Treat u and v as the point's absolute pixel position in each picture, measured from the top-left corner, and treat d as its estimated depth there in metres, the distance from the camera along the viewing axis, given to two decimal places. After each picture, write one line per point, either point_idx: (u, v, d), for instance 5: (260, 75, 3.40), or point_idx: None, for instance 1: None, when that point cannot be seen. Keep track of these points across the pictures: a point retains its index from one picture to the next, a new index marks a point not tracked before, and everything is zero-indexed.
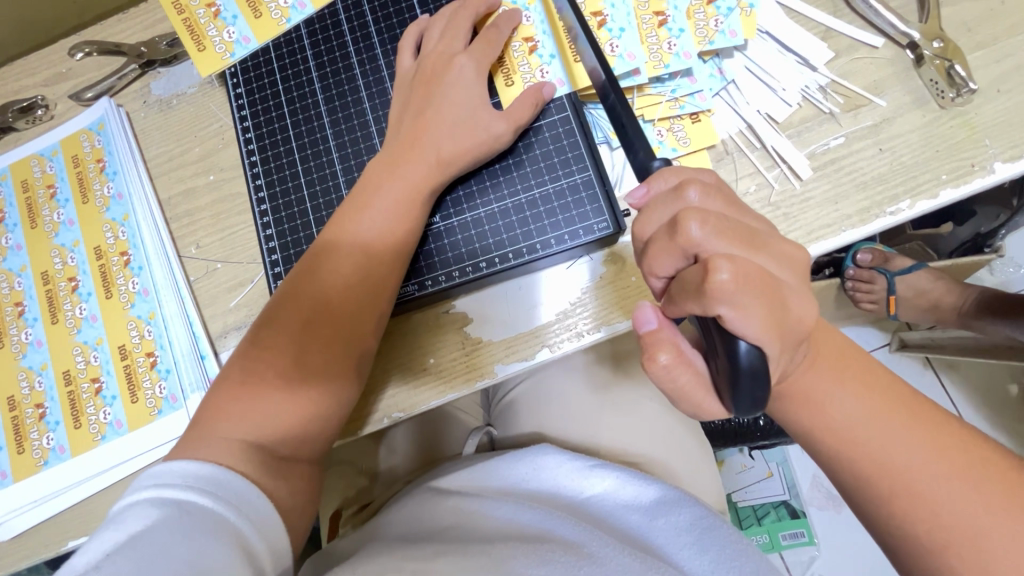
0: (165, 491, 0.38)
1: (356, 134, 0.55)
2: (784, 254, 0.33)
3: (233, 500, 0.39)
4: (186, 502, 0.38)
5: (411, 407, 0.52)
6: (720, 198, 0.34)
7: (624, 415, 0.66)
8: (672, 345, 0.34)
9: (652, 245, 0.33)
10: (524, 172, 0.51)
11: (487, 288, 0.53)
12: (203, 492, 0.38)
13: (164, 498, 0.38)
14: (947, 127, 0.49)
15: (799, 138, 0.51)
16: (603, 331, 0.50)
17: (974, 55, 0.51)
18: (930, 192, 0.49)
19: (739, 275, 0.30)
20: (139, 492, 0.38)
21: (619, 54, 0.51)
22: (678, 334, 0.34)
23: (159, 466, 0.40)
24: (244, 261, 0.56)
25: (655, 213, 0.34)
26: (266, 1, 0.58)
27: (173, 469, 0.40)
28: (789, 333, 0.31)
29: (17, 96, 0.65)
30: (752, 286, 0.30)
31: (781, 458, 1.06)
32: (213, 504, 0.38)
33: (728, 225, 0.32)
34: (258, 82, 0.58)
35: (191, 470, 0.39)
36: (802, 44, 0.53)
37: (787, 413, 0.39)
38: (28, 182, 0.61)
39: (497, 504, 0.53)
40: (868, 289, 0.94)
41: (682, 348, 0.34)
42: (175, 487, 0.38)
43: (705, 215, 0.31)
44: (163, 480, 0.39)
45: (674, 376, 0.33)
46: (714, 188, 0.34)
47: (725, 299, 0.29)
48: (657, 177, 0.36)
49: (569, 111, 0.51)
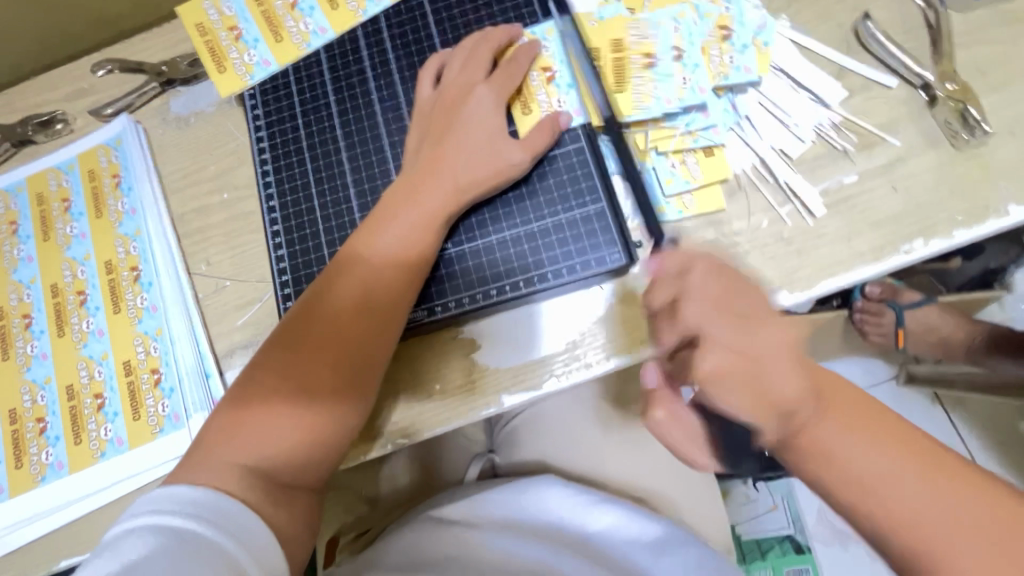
0: (163, 518, 0.37)
1: (371, 157, 0.55)
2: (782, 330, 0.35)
3: (232, 530, 0.38)
4: (184, 530, 0.37)
5: (415, 433, 0.51)
6: (724, 279, 0.37)
7: (630, 445, 0.65)
8: (668, 405, 0.41)
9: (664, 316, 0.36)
10: (537, 201, 0.52)
11: (496, 314, 0.52)
12: (202, 521, 0.38)
13: (162, 525, 0.37)
14: (961, 168, 0.49)
15: (812, 174, 0.51)
16: (612, 362, 0.50)
17: (988, 98, 0.51)
18: (944, 233, 0.48)
19: (727, 359, 0.34)
20: (136, 517, 0.38)
21: (656, 95, 0.51)
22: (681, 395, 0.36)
23: (157, 490, 0.39)
24: (252, 279, 0.56)
25: (662, 290, 0.38)
26: (287, 25, 0.59)
27: (172, 494, 0.39)
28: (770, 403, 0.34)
29: (37, 110, 0.66)
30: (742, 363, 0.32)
31: (786, 491, 1.04)
32: (212, 533, 0.37)
33: (722, 309, 0.35)
34: (275, 104, 0.58)
35: (189, 497, 0.39)
36: (815, 82, 0.53)
37: None
38: (43, 194, 0.61)
39: (499, 541, 0.52)
40: (877, 322, 0.94)
41: (677, 407, 0.41)
42: (174, 514, 0.38)
43: (702, 301, 0.36)
44: (162, 506, 0.38)
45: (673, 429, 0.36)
46: (719, 270, 0.37)
47: (711, 383, 0.35)
48: (667, 256, 0.39)
49: (583, 142, 0.52)
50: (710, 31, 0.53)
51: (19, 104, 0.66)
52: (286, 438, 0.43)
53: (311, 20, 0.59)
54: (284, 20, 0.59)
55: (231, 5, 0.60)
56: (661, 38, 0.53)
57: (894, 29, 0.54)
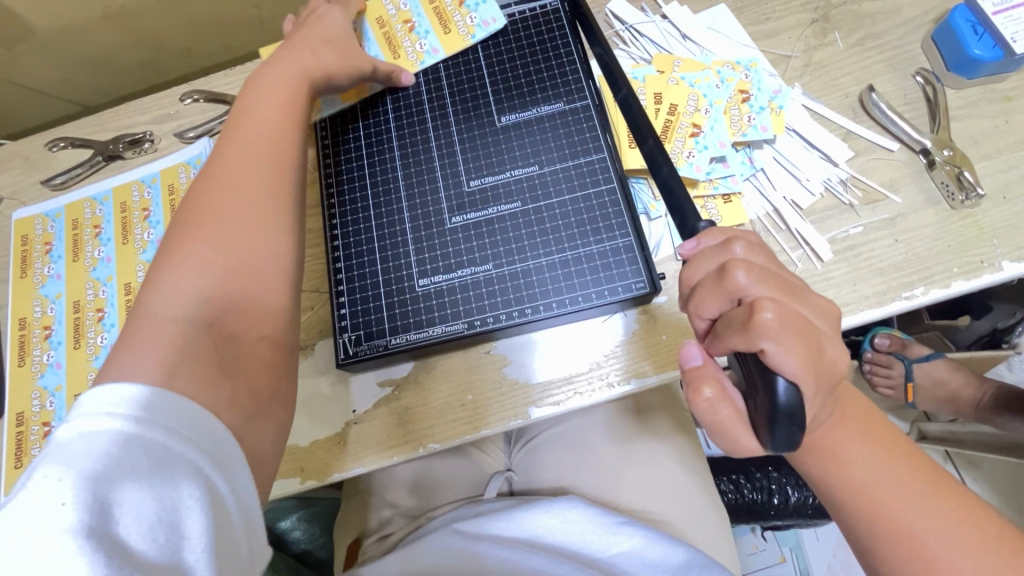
0: (124, 424, 0.31)
1: (425, 182, 0.60)
2: (820, 306, 0.35)
3: (209, 448, 0.34)
4: (157, 443, 0.31)
5: (446, 439, 0.55)
6: (764, 255, 0.37)
7: (644, 471, 0.68)
8: (716, 380, 0.35)
9: (700, 289, 0.36)
10: (571, 231, 0.56)
11: (524, 334, 0.57)
12: (168, 431, 0.32)
13: (128, 433, 0.31)
14: (958, 226, 0.54)
15: (820, 224, 0.57)
16: (633, 383, 0.54)
17: (982, 165, 0.57)
18: (942, 283, 0.53)
19: (781, 315, 0.32)
20: (88, 419, 0.31)
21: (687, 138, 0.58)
22: (722, 371, 0.36)
23: (109, 388, 0.32)
24: (307, 289, 0.62)
25: (704, 262, 0.37)
26: (404, 45, 0.64)
27: (134, 398, 0.32)
28: (822, 375, 0.33)
29: (127, 130, 0.74)
30: (795, 327, 0.32)
31: (795, 543, 1.05)
32: (188, 450, 0.32)
33: (767, 275, 0.35)
34: (342, 134, 0.63)
35: (147, 400, 0.33)
36: (824, 143, 0.59)
37: (816, 465, 0.41)
38: (126, 203, 0.69)
39: (529, 555, 0.55)
40: (886, 373, 0.98)
41: (725, 384, 0.35)
42: (139, 421, 0.32)
43: (750, 265, 0.34)
44: (115, 406, 0.32)
45: (716, 410, 0.35)
46: (759, 246, 0.37)
47: (769, 337, 0.32)
48: (706, 233, 0.38)
49: (615, 183, 0.57)
50: (731, 94, 0.60)
51: (112, 124, 0.75)
52: (229, 386, 0.39)
53: (425, 41, 0.64)
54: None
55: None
56: (691, 108, 0.59)
57: (896, 100, 0.61)
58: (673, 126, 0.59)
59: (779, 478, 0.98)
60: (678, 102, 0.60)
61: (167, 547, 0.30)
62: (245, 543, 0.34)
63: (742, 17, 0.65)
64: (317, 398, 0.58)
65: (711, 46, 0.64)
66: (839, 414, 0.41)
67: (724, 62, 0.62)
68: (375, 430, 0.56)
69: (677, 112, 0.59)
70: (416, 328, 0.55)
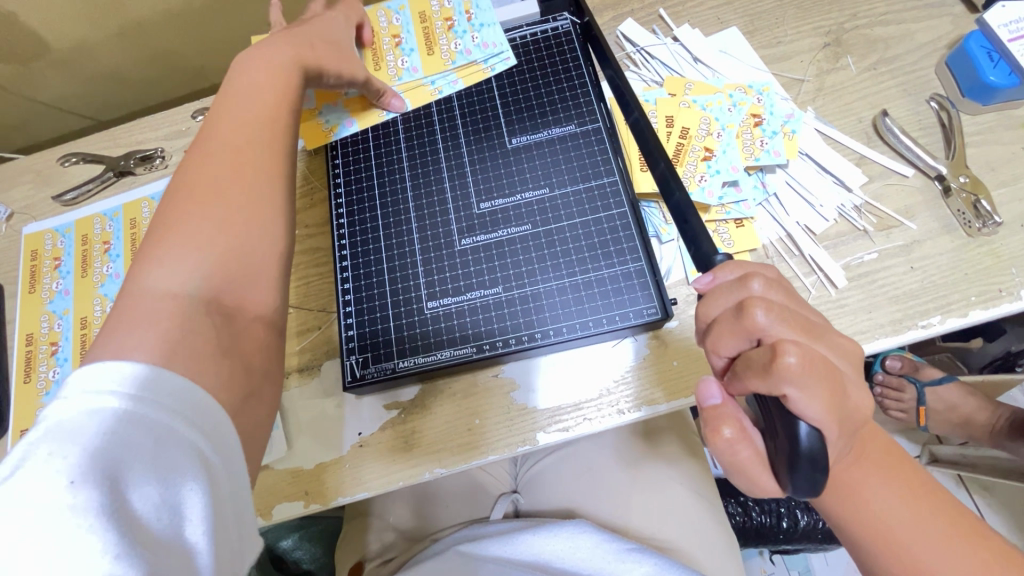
0: (126, 402, 0.30)
1: (435, 205, 0.60)
2: (840, 345, 0.35)
3: (209, 430, 0.32)
4: (155, 422, 0.30)
5: (453, 464, 0.54)
6: (783, 291, 0.36)
7: (653, 496, 0.67)
8: (736, 420, 0.34)
9: (717, 326, 0.35)
10: (582, 255, 0.56)
11: (533, 359, 0.56)
12: (167, 409, 0.30)
13: (125, 411, 0.29)
14: (975, 254, 0.54)
15: (834, 250, 0.56)
16: (643, 411, 0.53)
17: (999, 192, 0.56)
18: (960, 311, 0.52)
19: (804, 359, 0.31)
20: (85, 395, 0.30)
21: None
22: (741, 411, 0.35)
23: (109, 364, 0.31)
24: (315, 309, 0.62)
25: (720, 298, 0.36)
26: (387, 58, 0.64)
27: (133, 375, 0.31)
28: (844, 417, 0.33)
29: (139, 146, 0.75)
30: (817, 369, 0.31)
31: (804, 567, 1.03)
32: (186, 431, 0.31)
33: (787, 314, 0.34)
34: (353, 156, 0.63)
35: (150, 380, 0.31)
36: (838, 167, 0.59)
37: (835, 504, 0.40)
38: (135, 220, 0.69)
39: None
40: (897, 398, 0.96)
41: (744, 424, 0.35)
42: (137, 400, 0.30)
43: (769, 303, 0.34)
44: (115, 384, 0.30)
45: (735, 450, 0.34)
46: (777, 282, 0.36)
47: (792, 382, 0.31)
48: (722, 267, 0.38)
49: (627, 207, 0.56)
50: (743, 118, 0.59)
51: (124, 139, 0.75)
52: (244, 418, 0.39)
53: (407, 57, 0.64)
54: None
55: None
56: (703, 133, 0.59)
57: (910, 125, 0.60)
58: (685, 150, 0.59)
59: (788, 502, 0.96)
60: (690, 126, 0.60)
61: (169, 526, 0.29)
62: (244, 526, 0.33)
63: (754, 40, 0.65)
64: (323, 419, 0.57)
65: (723, 69, 0.64)
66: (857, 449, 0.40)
67: (736, 85, 0.61)
68: (381, 453, 0.55)
69: (689, 136, 0.59)
70: (424, 352, 0.55)
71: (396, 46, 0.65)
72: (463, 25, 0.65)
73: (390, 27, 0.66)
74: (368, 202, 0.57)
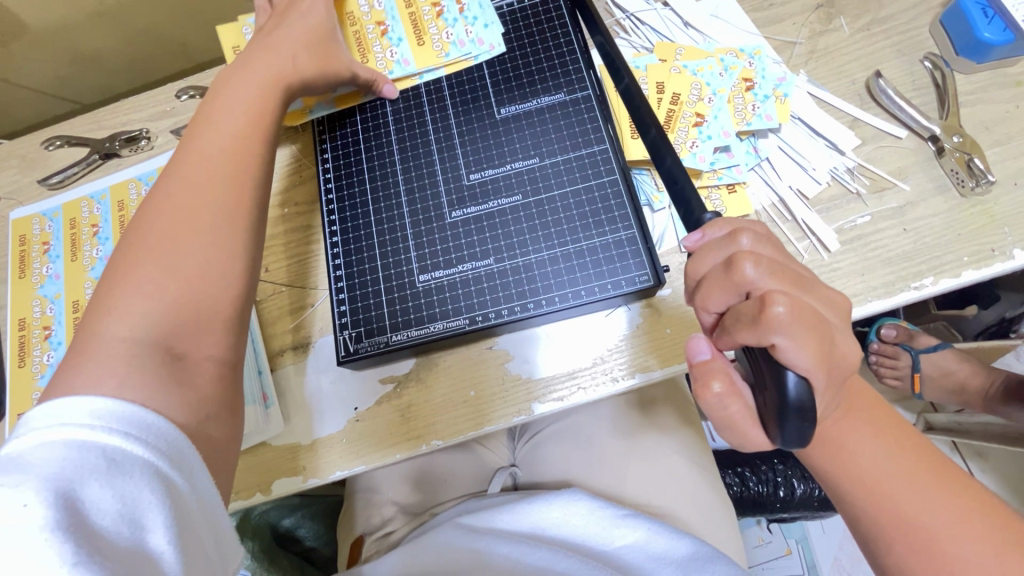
0: (81, 432, 0.31)
1: (424, 177, 0.59)
2: (830, 298, 0.34)
3: (168, 453, 0.33)
4: (112, 448, 0.31)
5: (448, 436, 0.54)
6: (772, 246, 0.36)
7: (649, 465, 0.67)
8: (726, 374, 0.34)
9: (706, 282, 0.35)
10: (574, 224, 0.55)
11: (526, 330, 0.56)
12: (127, 435, 0.32)
13: (81, 440, 0.31)
14: (968, 214, 0.53)
15: (827, 214, 0.56)
16: (638, 378, 0.54)
17: (993, 151, 0.55)
18: (953, 272, 0.52)
19: (793, 309, 0.31)
20: (40, 430, 0.31)
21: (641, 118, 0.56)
22: (731, 366, 0.35)
23: (65, 401, 0.32)
24: (307, 287, 0.62)
25: (709, 255, 0.36)
26: (375, 50, 0.62)
27: (91, 406, 0.33)
28: (832, 368, 0.33)
29: (123, 128, 0.74)
30: (807, 320, 0.31)
31: (801, 535, 1.05)
32: (145, 453, 0.32)
33: (776, 268, 0.34)
34: (340, 130, 0.62)
35: (105, 410, 0.32)
36: (830, 131, 0.58)
37: (827, 462, 0.40)
38: (123, 202, 0.68)
39: (532, 550, 0.54)
40: (892, 364, 0.98)
41: (735, 379, 0.35)
42: (94, 430, 0.32)
43: (758, 256, 0.34)
44: (75, 416, 0.32)
45: (725, 405, 0.34)
46: (766, 237, 0.36)
47: (780, 331, 0.31)
48: (711, 225, 0.38)
49: (618, 174, 0.56)
50: (735, 82, 0.59)
51: (108, 122, 0.74)
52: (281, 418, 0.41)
53: (397, 49, 0.62)
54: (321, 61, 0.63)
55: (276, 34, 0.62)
56: (694, 98, 0.58)
57: (904, 86, 0.59)
58: (676, 115, 0.58)
59: (784, 471, 0.97)
60: (681, 92, 0.59)
61: (132, 541, 0.30)
62: (210, 544, 0.34)
63: (746, 3, 0.64)
64: (318, 396, 0.57)
65: (714, 33, 0.63)
66: (847, 407, 0.40)
67: (728, 49, 0.60)
68: (377, 427, 0.56)
69: (680, 101, 0.58)
70: (416, 325, 0.55)
71: (383, 35, 0.63)
72: (455, 14, 0.62)
73: (373, 14, 0.63)
74: (402, 198, 0.57)
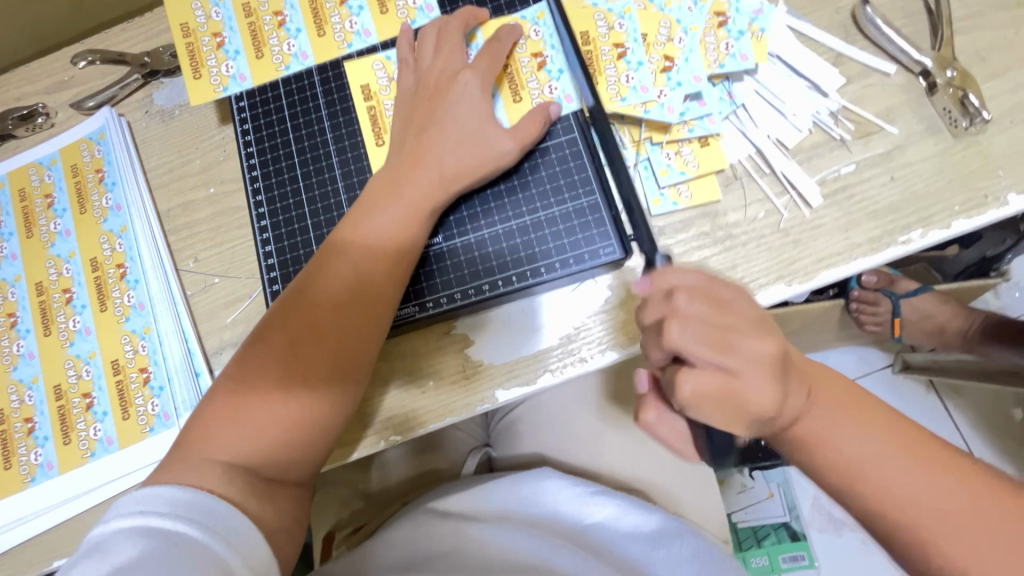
0: (152, 520, 0.36)
1: (360, 150, 0.54)
2: (754, 352, 0.34)
3: (224, 531, 0.37)
4: (174, 533, 0.36)
5: (408, 429, 0.50)
6: (706, 301, 0.36)
7: (626, 438, 0.65)
8: (656, 405, 0.44)
9: (644, 342, 0.39)
10: (530, 193, 0.50)
11: (487, 312, 0.51)
12: (187, 519, 0.37)
13: (152, 527, 0.36)
14: (960, 157, 0.49)
15: (808, 164, 0.50)
16: (608, 357, 0.49)
17: (987, 85, 0.50)
18: (942, 222, 0.48)
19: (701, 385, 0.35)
20: (123, 518, 0.37)
21: (632, 86, 0.50)
22: (662, 398, 0.44)
23: (144, 489, 0.38)
24: (240, 276, 0.55)
25: (649, 309, 0.38)
26: (332, 20, 0.56)
27: (160, 495, 0.38)
28: None
29: (17, 103, 0.64)
30: (718, 386, 0.34)
31: (782, 479, 1.05)
32: (203, 536, 0.36)
33: (703, 329, 0.35)
34: (263, 105, 0.56)
35: (173, 496, 0.38)
36: (812, 69, 0.52)
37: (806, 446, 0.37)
38: (26, 191, 0.60)
39: (498, 532, 0.52)
40: (873, 311, 0.92)
41: (666, 406, 0.44)
42: (162, 516, 0.37)
43: (684, 321, 0.35)
44: (150, 505, 0.37)
45: (658, 425, 0.44)
46: (702, 291, 0.36)
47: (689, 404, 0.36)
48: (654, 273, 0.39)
49: (576, 133, 0.51)
50: (705, 17, 0.52)
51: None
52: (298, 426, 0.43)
53: (357, 19, 0.56)
54: (268, 37, 0.56)
55: (219, 9, 0.57)
56: (660, 40, 0.52)
57: (893, 13, 0.53)
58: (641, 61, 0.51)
59: None
60: (647, 31, 0.52)
61: None
62: None
63: None
64: None
65: None
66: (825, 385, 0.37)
67: None
68: None
69: (646, 43, 0.51)
70: None
71: (342, 3, 0.56)
72: None
73: None
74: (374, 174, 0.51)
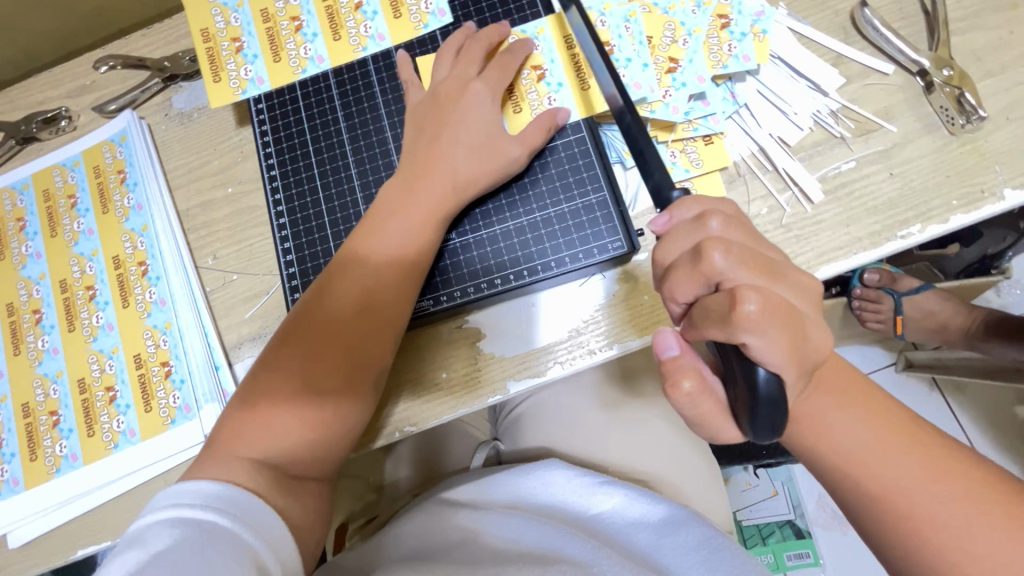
0: (184, 511, 0.38)
1: (375, 150, 0.56)
2: (801, 284, 0.33)
3: (252, 522, 0.39)
4: (206, 522, 0.37)
5: (423, 420, 0.52)
6: (742, 230, 0.34)
7: (633, 432, 0.66)
8: (695, 371, 0.34)
9: (674, 271, 0.34)
10: (540, 191, 0.52)
11: (498, 305, 0.53)
12: (219, 510, 0.38)
13: (185, 518, 0.37)
14: (957, 154, 0.50)
15: (810, 162, 0.52)
16: (616, 349, 0.51)
17: (984, 83, 0.52)
18: (941, 217, 0.49)
19: (765, 304, 0.30)
20: (155, 511, 0.38)
21: (627, 85, 0.51)
22: (699, 362, 0.35)
23: (175, 484, 0.40)
24: (258, 273, 0.57)
25: (677, 242, 0.35)
26: (347, 25, 0.58)
27: (191, 488, 0.39)
28: (804, 362, 0.32)
29: (40, 107, 0.66)
30: (778, 317, 0.30)
31: (787, 477, 1.06)
32: (234, 526, 0.38)
33: (747, 255, 0.32)
34: (281, 107, 0.58)
35: (204, 489, 0.39)
36: (812, 70, 0.54)
37: (809, 432, 0.38)
38: (49, 191, 0.62)
39: (506, 521, 0.53)
40: (875, 309, 0.95)
41: (705, 374, 0.34)
42: (195, 507, 0.38)
43: (728, 246, 0.32)
44: (182, 498, 0.38)
45: (696, 403, 0.34)
46: (736, 220, 0.35)
47: (749, 329, 0.30)
48: (679, 205, 0.36)
49: (585, 132, 0.52)
50: (709, 20, 0.53)
51: (24, 101, 0.66)
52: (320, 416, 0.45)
53: (371, 24, 0.57)
54: (286, 41, 0.58)
55: (237, 15, 0.59)
56: (666, 42, 0.53)
57: (891, 15, 0.55)
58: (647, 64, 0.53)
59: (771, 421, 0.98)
60: (652, 34, 0.54)
61: None
62: None
63: None
64: None
65: None
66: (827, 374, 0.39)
67: None
68: None
69: (652, 45, 0.53)
70: None
71: (356, 8, 0.58)
72: None
73: None
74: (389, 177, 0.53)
